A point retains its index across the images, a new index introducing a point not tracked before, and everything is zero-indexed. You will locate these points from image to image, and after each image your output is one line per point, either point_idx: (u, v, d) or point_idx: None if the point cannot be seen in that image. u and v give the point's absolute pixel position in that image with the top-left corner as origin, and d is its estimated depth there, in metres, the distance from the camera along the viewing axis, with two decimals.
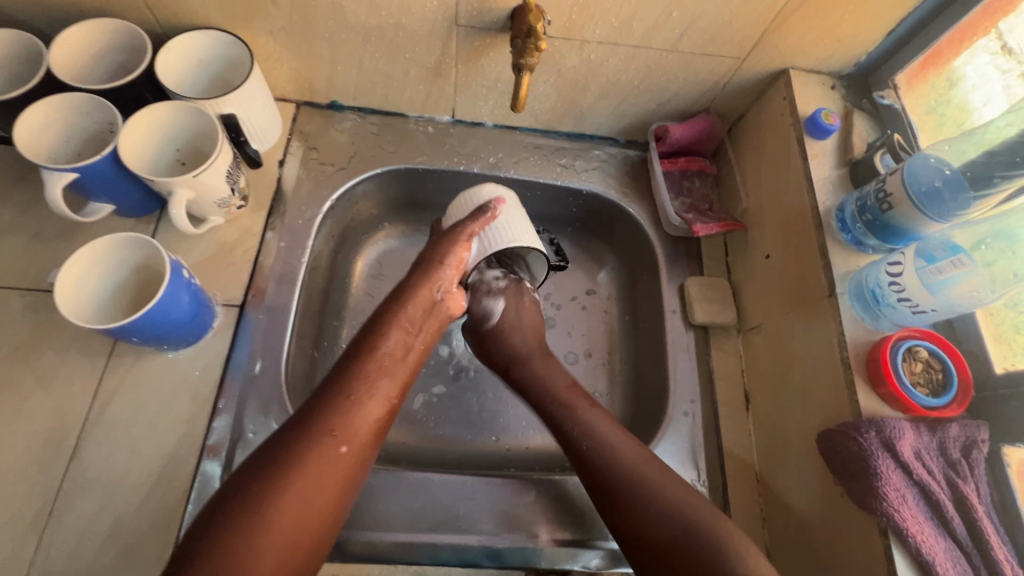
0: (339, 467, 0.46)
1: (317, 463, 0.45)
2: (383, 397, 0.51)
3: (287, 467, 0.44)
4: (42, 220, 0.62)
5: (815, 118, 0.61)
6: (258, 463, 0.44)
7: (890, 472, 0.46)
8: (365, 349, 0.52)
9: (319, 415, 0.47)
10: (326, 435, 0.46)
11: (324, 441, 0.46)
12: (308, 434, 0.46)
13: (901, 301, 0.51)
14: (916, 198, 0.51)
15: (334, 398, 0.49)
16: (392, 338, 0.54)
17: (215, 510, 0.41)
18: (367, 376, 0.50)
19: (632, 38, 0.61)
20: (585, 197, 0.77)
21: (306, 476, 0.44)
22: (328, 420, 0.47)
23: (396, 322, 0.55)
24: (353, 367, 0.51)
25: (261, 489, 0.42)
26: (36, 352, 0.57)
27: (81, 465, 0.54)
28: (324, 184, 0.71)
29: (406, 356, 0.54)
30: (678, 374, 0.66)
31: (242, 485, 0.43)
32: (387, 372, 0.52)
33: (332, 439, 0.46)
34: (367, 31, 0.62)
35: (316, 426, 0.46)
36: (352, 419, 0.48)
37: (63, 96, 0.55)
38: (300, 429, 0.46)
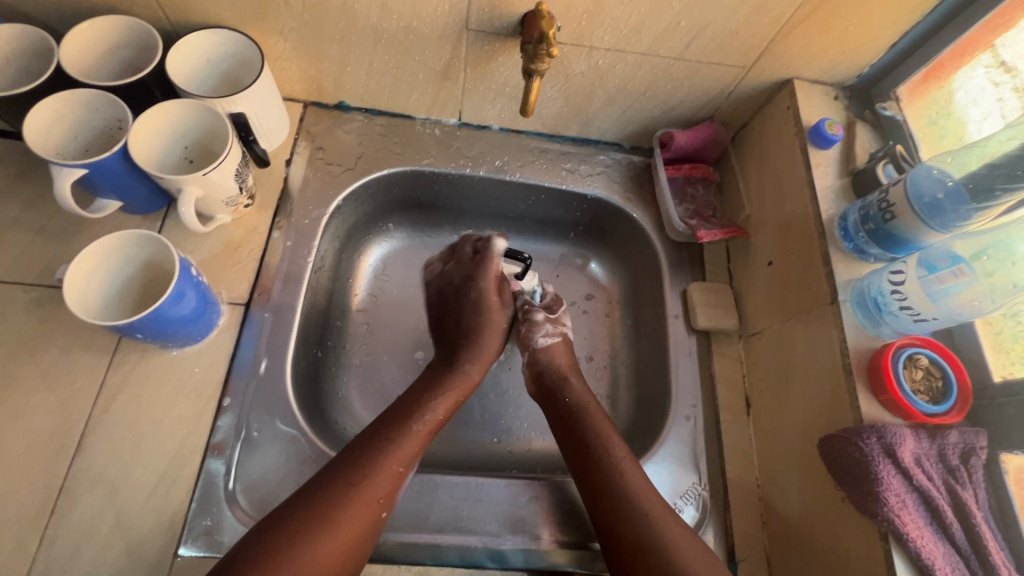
0: (376, 532, 0.51)
1: (360, 524, 0.49)
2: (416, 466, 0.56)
3: (333, 523, 0.48)
4: (47, 214, 0.62)
5: (819, 128, 0.62)
6: (311, 516, 0.48)
7: (891, 477, 0.47)
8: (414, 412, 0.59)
9: (372, 481, 0.52)
10: (372, 501, 0.51)
11: (373, 511, 0.51)
12: (355, 494, 0.50)
13: (903, 309, 0.52)
14: (919, 209, 0.52)
15: (386, 466, 0.53)
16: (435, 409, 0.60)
17: (264, 543, 0.46)
18: (414, 445, 0.56)
19: (639, 45, 0.62)
20: (589, 202, 0.78)
21: (348, 535, 0.48)
22: (378, 488, 0.52)
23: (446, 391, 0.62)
24: (399, 435, 0.56)
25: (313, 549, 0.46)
26: (40, 347, 0.57)
27: (84, 461, 0.53)
28: (330, 184, 0.71)
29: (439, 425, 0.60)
30: (681, 378, 0.67)
31: (287, 534, 0.46)
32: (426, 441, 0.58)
33: (379, 507, 0.51)
34: (378, 34, 0.62)
35: (371, 492, 0.51)
36: (394, 488, 0.53)
37: (71, 92, 0.55)
38: (348, 488, 0.50)
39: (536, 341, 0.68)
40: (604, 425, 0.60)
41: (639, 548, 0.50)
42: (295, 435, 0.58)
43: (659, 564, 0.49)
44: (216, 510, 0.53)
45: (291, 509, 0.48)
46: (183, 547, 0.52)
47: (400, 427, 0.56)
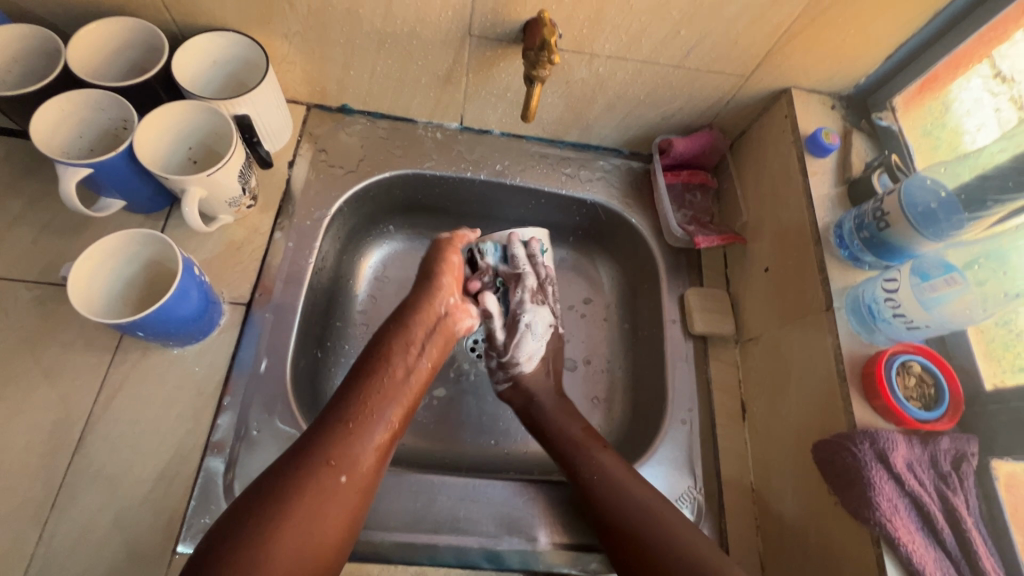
0: (338, 497, 0.48)
1: (316, 495, 0.47)
2: (383, 423, 0.53)
3: (287, 497, 0.46)
4: (51, 213, 0.63)
5: (816, 136, 0.63)
6: (260, 491, 0.47)
7: (883, 483, 0.47)
8: (366, 372, 0.55)
9: (319, 443, 0.49)
10: (325, 466, 0.48)
11: (325, 474, 0.48)
12: (308, 463, 0.48)
13: (896, 316, 0.52)
14: (913, 218, 0.53)
15: (333, 426, 0.51)
16: (396, 358, 0.57)
17: (227, 525, 0.45)
18: (367, 401, 0.53)
19: (640, 52, 0.63)
20: (588, 207, 0.79)
21: (307, 507, 0.46)
22: (327, 450, 0.49)
23: (399, 342, 0.58)
24: (350, 393, 0.53)
25: (261, 520, 0.45)
26: (41, 344, 0.57)
27: (84, 458, 0.54)
28: (332, 186, 0.72)
29: (407, 378, 0.56)
30: (677, 383, 0.67)
31: (244, 515, 0.45)
32: (387, 397, 0.54)
33: (332, 470, 0.49)
34: (382, 38, 0.63)
35: (317, 454, 0.49)
36: (348, 447, 0.50)
37: (78, 92, 0.55)
38: (299, 458, 0.49)
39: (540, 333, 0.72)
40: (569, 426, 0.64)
41: (651, 565, 0.51)
42: (294, 434, 0.59)
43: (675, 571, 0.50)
44: (215, 508, 0.54)
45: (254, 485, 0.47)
46: (182, 545, 0.52)
47: (352, 386, 0.54)
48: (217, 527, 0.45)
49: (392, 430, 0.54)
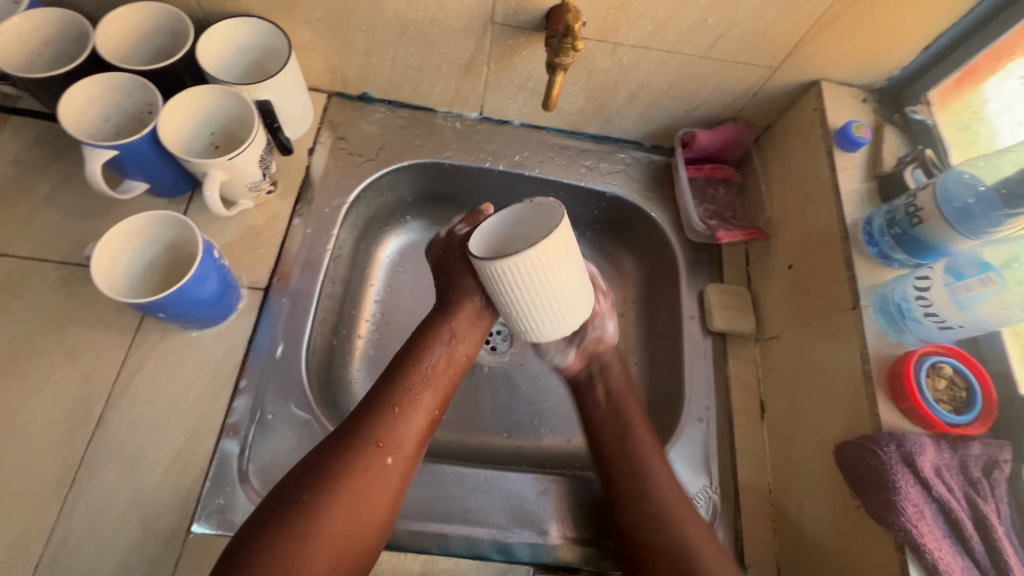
0: (384, 477, 0.50)
1: (364, 474, 0.49)
2: (426, 409, 0.55)
3: (333, 474, 0.48)
4: (77, 195, 0.64)
5: (846, 130, 0.61)
6: (307, 469, 0.49)
7: (909, 487, 0.46)
8: (409, 362, 0.56)
9: (366, 426, 0.51)
10: (372, 446, 0.51)
11: (371, 455, 0.50)
12: (357, 444, 0.50)
13: (927, 316, 0.50)
14: (947, 213, 0.51)
15: (378, 411, 0.53)
16: (437, 351, 0.57)
17: (275, 504, 0.47)
18: (410, 389, 0.55)
19: (664, 42, 0.62)
20: (607, 200, 0.78)
21: (356, 485, 0.49)
22: (376, 432, 0.51)
23: (440, 335, 0.58)
24: (391, 382, 0.55)
25: (310, 498, 0.47)
26: (65, 323, 0.58)
27: (103, 436, 0.55)
28: (351, 174, 0.72)
29: (446, 368, 0.57)
30: (694, 380, 0.67)
31: (292, 491, 0.47)
32: (428, 386, 0.56)
33: (378, 452, 0.51)
34: (404, 26, 0.63)
35: (365, 438, 0.51)
36: (393, 432, 0.52)
37: (104, 77, 0.56)
38: (348, 439, 0.51)
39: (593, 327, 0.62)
40: (633, 413, 0.60)
41: None
42: (308, 419, 0.59)
43: None
44: (230, 490, 0.54)
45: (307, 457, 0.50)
46: (197, 525, 0.52)
47: (395, 374, 0.55)
48: (262, 505, 0.47)
49: (433, 414, 0.55)
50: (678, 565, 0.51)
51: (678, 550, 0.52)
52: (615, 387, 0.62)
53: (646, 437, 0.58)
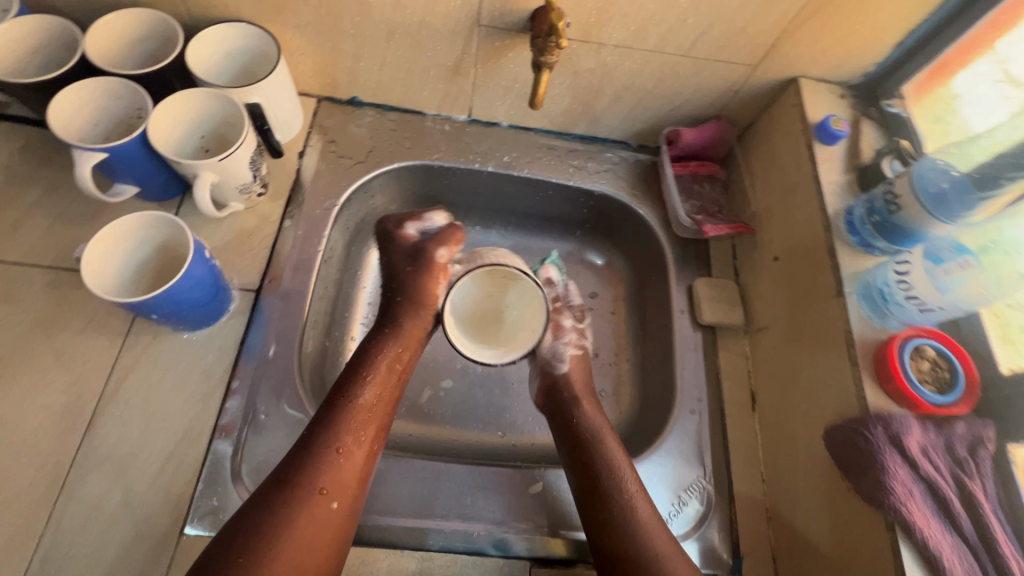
0: (331, 522, 0.49)
1: (307, 526, 0.48)
2: (366, 446, 0.55)
3: (271, 532, 0.47)
4: (67, 200, 0.64)
5: (825, 124, 0.62)
6: (242, 527, 0.47)
7: (897, 466, 0.47)
8: (342, 403, 0.56)
9: (306, 474, 0.50)
10: (316, 494, 0.50)
11: (315, 502, 0.49)
12: (297, 494, 0.49)
13: (910, 300, 0.52)
14: (924, 200, 0.52)
15: (316, 454, 0.52)
16: (372, 389, 0.58)
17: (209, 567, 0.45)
18: (349, 427, 0.54)
19: (647, 42, 0.63)
20: (596, 198, 0.79)
21: (298, 538, 0.47)
22: (317, 479, 0.50)
23: (378, 371, 0.59)
24: (326, 422, 0.54)
25: (250, 556, 0.45)
26: (54, 327, 0.58)
27: (93, 439, 0.54)
28: (341, 176, 0.73)
29: (383, 402, 0.58)
30: (685, 373, 0.67)
31: (230, 552, 0.45)
32: (365, 423, 0.55)
33: (323, 498, 0.50)
34: (392, 29, 0.64)
35: (306, 486, 0.50)
36: (336, 476, 0.51)
37: (94, 81, 0.57)
38: (286, 490, 0.49)
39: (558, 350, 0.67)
40: (605, 434, 0.59)
41: None
42: (301, 419, 0.59)
43: None
44: (223, 491, 0.54)
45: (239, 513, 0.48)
46: (189, 526, 0.52)
47: (330, 416, 0.54)
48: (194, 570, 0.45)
49: (373, 450, 0.55)
50: None
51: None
52: (582, 408, 0.62)
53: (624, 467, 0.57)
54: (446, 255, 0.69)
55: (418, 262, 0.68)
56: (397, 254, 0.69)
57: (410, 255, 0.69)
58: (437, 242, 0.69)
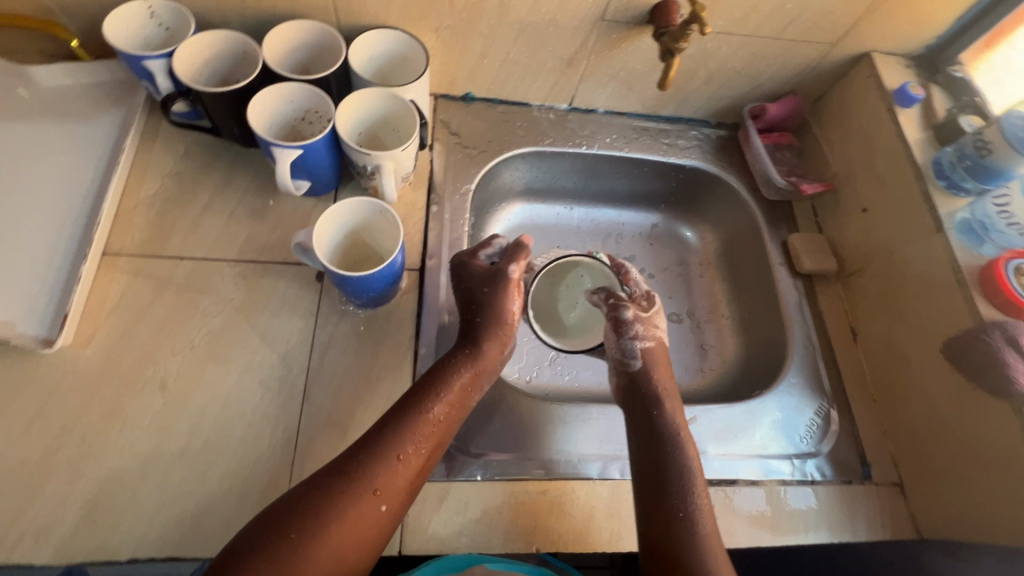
0: (374, 527, 0.50)
1: (353, 524, 0.49)
2: (424, 462, 0.54)
3: (328, 517, 0.48)
4: (236, 199, 0.70)
5: (903, 89, 0.73)
6: (303, 501, 0.49)
7: (1019, 362, 0.57)
8: (416, 410, 0.56)
9: (369, 473, 0.51)
10: (368, 494, 0.50)
11: (366, 502, 0.50)
12: (351, 489, 0.50)
13: (1010, 226, 0.64)
14: (1014, 143, 0.63)
15: (382, 456, 0.52)
16: (441, 406, 0.57)
17: (264, 530, 0.47)
18: (416, 439, 0.54)
19: (746, 27, 0.72)
20: (686, 171, 0.88)
21: (343, 531, 0.49)
22: (374, 480, 0.51)
23: (450, 387, 0.59)
24: (398, 426, 0.54)
25: (301, 534, 0.47)
26: (253, 313, 0.64)
27: (311, 407, 0.60)
28: (468, 164, 0.80)
29: (449, 421, 0.57)
30: (794, 316, 0.77)
31: (285, 525, 0.47)
32: (430, 440, 0.55)
33: (372, 500, 0.50)
34: (523, 27, 0.72)
35: (365, 483, 0.51)
36: (390, 482, 0.52)
37: (280, 87, 0.63)
38: (346, 481, 0.50)
39: (628, 345, 0.66)
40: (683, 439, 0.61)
41: None
42: None
43: None
44: None
45: (307, 485, 0.50)
46: None
47: (404, 421, 0.55)
48: (248, 528, 0.48)
49: (425, 469, 0.55)
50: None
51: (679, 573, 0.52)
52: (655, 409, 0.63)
53: (684, 467, 0.58)
54: (516, 275, 0.66)
55: (494, 280, 0.66)
56: (473, 280, 0.66)
57: (489, 282, 0.66)
58: (511, 261, 0.67)
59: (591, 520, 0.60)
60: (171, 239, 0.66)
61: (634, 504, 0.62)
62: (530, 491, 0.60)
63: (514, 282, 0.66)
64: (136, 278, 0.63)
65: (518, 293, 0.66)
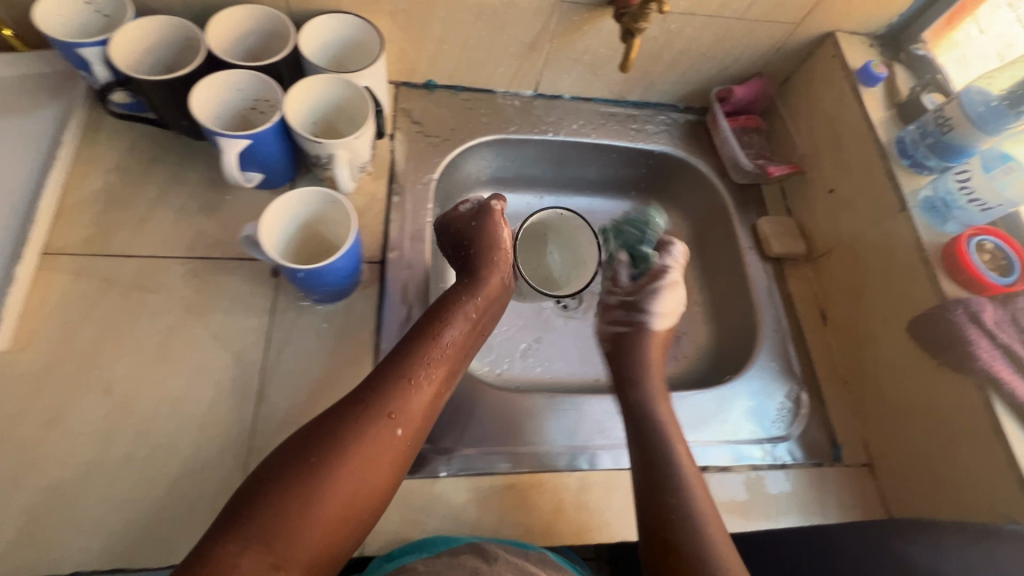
0: (393, 446, 0.53)
1: (375, 443, 0.51)
2: (435, 385, 0.58)
3: (347, 439, 0.51)
4: (187, 194, 0.67)
5: (867, 68, 0.72)
6: (323, 429, 0.51)
7: (980, 338, 0.57)
8: (423, 338, 0.59)
9: (383, 397, 0.54)
10: (384, 417, 0.53)
11: (383, 423, 0.53)
12: (368, 413, 0.53)
13: (971, 202, 0.61)
14: (974, 119, 0.62)
15: (394, 380, 0.55)
16: (447, 333, 0.61)
17: (286, 461, 0.49)
18: (426, 362, 0.58)
19: (708, 8, 0.71)
20: (655, 157, 0.87)
21: (365, 451, 0.51)
22: (387, 403, 0.54)
23: (457, 314, 0.63)
24: (407, 353, 0.58)
25: (323, 456, 0.49)
26: (204, 311, 0.61)
27: (267, 407, 0.58)
28: (431, 153, 0.78)
29: (457, 346, 0.61)
30: (763, 300, 0.76)
31: (306, 453, 0.49)
32: (441, 364, 0.59)
33: (390, 422, 0.53)
34: (481, 10, 0.69)
35: (380, 406, 0.53)
36: (405, 403, 0.54)
37: (226, 74, 0.60)
38: (361, 407, 0.53)
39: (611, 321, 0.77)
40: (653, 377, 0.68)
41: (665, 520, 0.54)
42: None
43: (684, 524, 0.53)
44: None
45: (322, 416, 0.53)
46: None
47: (413, 348, 0.58)
48: (268, 466, 0.49)
49: (440, 389, 0.58)
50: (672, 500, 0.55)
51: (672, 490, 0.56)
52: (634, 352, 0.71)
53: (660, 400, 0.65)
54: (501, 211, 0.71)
55: (483, 221, 0.70)
56: (461, 220, 0.71)
57: (476, 220, 0.70)
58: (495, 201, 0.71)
59: (559, 511, 0.59)
60: (116, 237, 0.63)
61: (604, 494, 0.61)
62: (496, 486, 0.59)
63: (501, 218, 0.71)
64: (79, 278, 0.60)
65: (507, 228, 0.71)
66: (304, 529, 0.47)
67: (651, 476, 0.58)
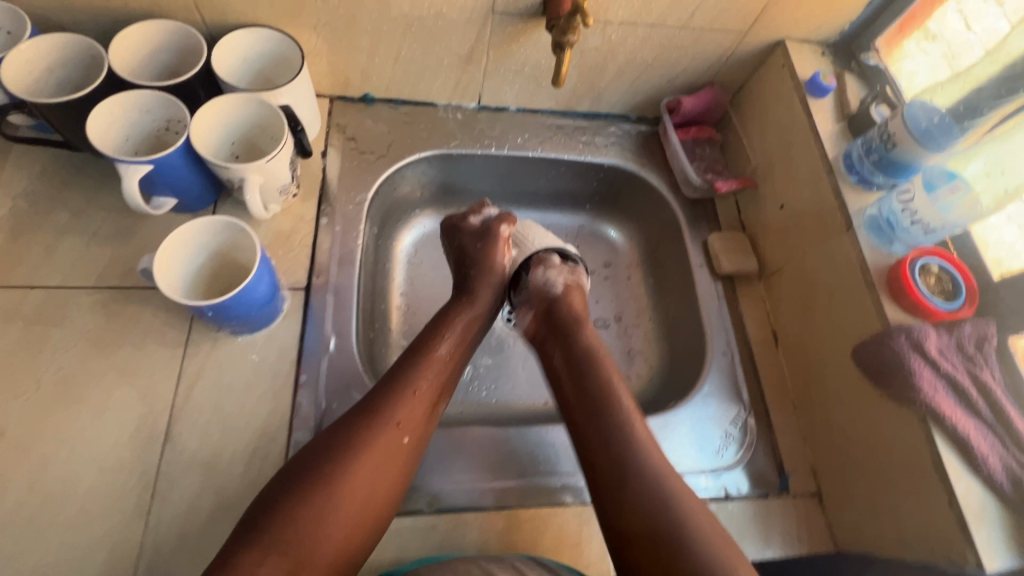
0: (399, 455, 0.51)
1: (383, 453, 0.50)
2: (439, 396, 0.56)
3: (357, 447, 0.50)
4: (99, 220, 0.64)
5: (815, 79, 0.69)
6: (330, 442, 0.50)
7: (921, 368, 0.54)
8: (427, 349, 0.58)
9: (388, 407, 0.52)
10: (391, 426, 0.52)
11: (390, 432, 0.51)
12: (374, 423, 0.51)
13: (914, 223, 0.59)
14: (916, 135, 0.60)
15: (399, 391, 0.54)
16: (447, 343, 0.60)
17: (291, 478, 0.48)
18: (429, 372, 0.57)
19: (649, 17, 0.68)
20: (606, 170, 0.84)
21: (371, 461, 0.50)
22: (394, 413, 0.52)
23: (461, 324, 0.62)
24: (410, 364, 0.57)
25: (330, 469, 0.48)
26: (111, 345, 0.58)
27: (174, 448, 0.55)
28: (366, 171, 0.74)
29: (460, 355, 0.60)
30: (713, 321, 0.73)
31: (316, 466, 0.48)
32: (447, 373, 0.58)
33: (396, 430, 0.52)
34: (409, 22, 0.66)
35: (386, 416, 0.52)
36: (412, 412, 0.53)
37: (127, 95, 0.57)
38: (369, 417, 0.52)
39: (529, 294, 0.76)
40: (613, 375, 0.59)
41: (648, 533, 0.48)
42: None
43: (680, 541, 0.47)
44: None
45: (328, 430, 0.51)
46: None
47: (416, 359, 0.57)
48: (271, 487, 0.48)
49: (443, 397, 0.57)
50: (654, 511, 0.49)
51: (654, 501, 0.49)
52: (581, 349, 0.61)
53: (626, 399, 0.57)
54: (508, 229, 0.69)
55: (485, 236, 0.68)
56: (467, 234, 0.70)
57: (480, 237, 0.69)
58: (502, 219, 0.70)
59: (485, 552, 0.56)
60: (19, 267, 0.60)
61: (535, 533, 0.58)
62: (418, 528, 0.56)
63: (503, 234, 0.69)
64: None
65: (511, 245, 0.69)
66: (312, 545, 0.45)
67: (617, 475, 0.51)
